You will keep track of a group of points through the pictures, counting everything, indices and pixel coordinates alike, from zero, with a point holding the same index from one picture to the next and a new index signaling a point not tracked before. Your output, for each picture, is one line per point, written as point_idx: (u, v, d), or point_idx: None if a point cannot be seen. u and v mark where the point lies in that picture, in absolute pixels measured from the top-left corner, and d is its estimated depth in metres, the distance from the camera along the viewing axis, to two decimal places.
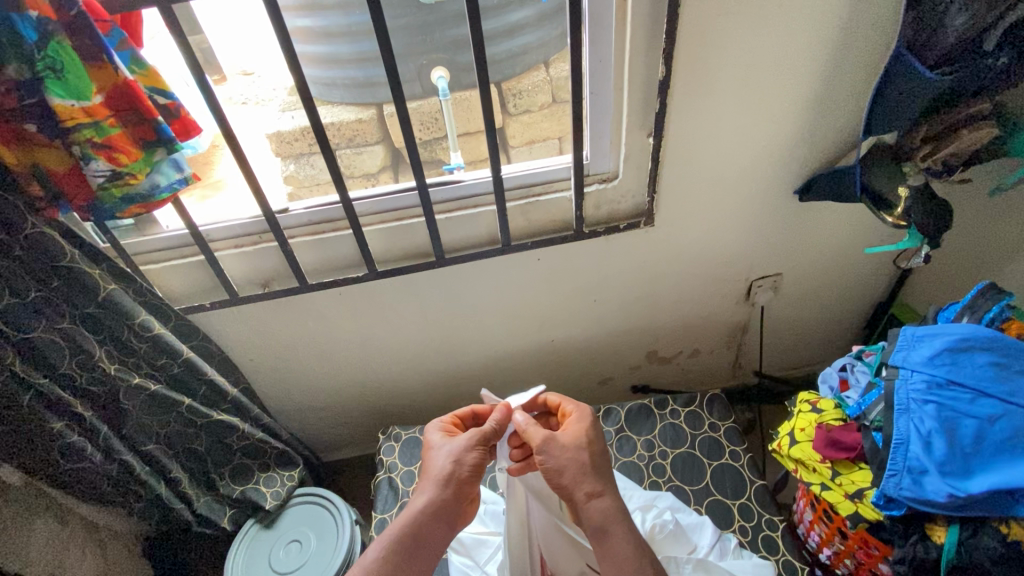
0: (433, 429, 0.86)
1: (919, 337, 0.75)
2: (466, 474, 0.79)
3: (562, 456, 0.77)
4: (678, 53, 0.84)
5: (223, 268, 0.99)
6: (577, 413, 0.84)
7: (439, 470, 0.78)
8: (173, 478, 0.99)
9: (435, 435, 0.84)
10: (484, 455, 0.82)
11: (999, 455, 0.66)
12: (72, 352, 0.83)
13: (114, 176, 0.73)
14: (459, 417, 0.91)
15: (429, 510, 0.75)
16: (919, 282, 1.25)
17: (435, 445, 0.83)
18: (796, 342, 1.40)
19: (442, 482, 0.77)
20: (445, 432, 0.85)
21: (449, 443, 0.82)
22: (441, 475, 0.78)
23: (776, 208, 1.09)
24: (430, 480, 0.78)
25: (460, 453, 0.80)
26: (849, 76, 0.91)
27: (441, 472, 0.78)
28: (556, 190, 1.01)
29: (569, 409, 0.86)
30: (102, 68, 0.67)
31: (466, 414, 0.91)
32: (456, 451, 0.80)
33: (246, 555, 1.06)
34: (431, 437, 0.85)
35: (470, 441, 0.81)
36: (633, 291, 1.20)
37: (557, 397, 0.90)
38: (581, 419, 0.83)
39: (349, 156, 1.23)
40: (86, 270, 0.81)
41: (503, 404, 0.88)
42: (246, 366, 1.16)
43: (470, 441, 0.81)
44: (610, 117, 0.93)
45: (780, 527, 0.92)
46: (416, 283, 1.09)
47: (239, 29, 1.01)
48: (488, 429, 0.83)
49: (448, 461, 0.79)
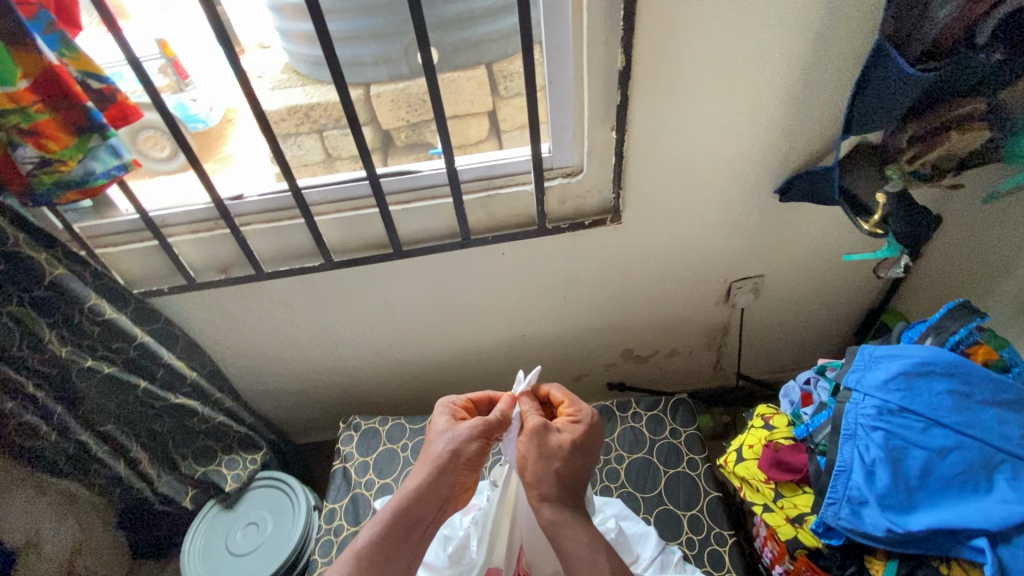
0: (441, 412, 0.82)
1: (876, 357, 0.71)
2: (464, 463, 0.75)
3: (525, 452, 0.75)
4: (639, 42, 0.78)
5: (178, 253, 0.98)
6: (576, 417, 0.78)
7: (437, 457, 0.75)
8: (133, 457, 1.02)
9: (441, 420, 0.80)
10: (485, 446, 0.76)
11: (946, 491, 0.63)
12: (22, 335, 0.85)
13: (43, 163, 0.72)
14: (472, 402, 0.87)
15: (423, 495, 0.72)
16: (912, 289, 1.18)
17: (437, 430, 0.79)
18: (780, 345, 1.34)
19: (438, 471, 0.74)
20: (451, 418, 0.80)
21: (449, 429, 0.78)
22: (437, 463, 0.74)
23: (754, 207, 1.03)
24: (425, 466, 0.74)
25: (459, 443, 0.75)
26: (832, 69, 0.84)
27: (438, 460, 0.74)
28: (518, 183, 0.97)
29: (570, 411, 0.80)
30: (26, 52, 0.66)
31: (478, 398, 0.87)
32: (455, 439, 0.76)
33: (204, 536, 1.09)
34: (435, 422, 0.80)
35: (473, 431, 0.76)
36: (605, 290, 1.16)
37: (563, 393, 0.83)
38: (577, 427, 0.77)
39: (336, 137, 1.10)
40: (31, 254, 0.81)
41: (508, 393, 0.84)
42: (212, 349, 1.16)
43: (474, 428, 0.76)
44: (571, 108, 0.88)
45: (728, 542, 0.91)
46: (376, 274, 1.07)
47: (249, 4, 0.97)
48: (494, 419, 0.78)
49: (446, 448, 0.75)
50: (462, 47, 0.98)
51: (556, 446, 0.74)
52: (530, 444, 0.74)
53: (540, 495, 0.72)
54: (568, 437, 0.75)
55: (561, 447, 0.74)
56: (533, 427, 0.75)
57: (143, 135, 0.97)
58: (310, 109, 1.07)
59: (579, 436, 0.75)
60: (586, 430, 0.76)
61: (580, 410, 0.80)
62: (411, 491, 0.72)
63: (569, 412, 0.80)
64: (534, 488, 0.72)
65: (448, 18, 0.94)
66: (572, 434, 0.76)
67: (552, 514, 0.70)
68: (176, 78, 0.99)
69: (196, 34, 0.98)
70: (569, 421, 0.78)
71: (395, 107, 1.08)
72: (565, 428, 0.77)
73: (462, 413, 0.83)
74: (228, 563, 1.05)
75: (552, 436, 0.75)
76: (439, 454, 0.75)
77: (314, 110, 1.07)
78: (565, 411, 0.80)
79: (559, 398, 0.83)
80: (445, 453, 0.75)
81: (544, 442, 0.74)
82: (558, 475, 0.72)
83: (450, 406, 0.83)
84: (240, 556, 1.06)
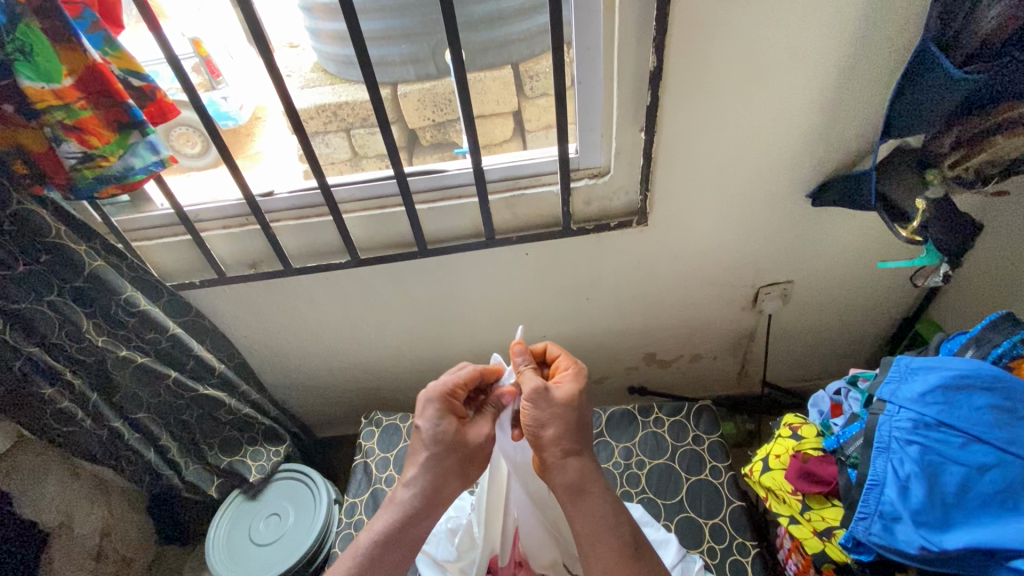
0: (432, 404, 0.76)
1: (913, 369, 0.70)
2: (469, 476, 0.77)
3: (538, 416, 0.72)
4: (672, 43, 0.77)
5: (211, 248, 1.00)
6: (573, 369, 0.78)
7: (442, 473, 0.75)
8: (162, 445, 1.04)
9: (443, 424, 0.75)
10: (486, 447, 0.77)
11: (983, 510, 0.61)
12: (62, 323, 0.87)
13: (86, 158, 0.75)
14: (462, 380, 0.80)
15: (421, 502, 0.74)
16: (949, 298, 1.15)
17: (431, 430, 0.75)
18: (808, 353, 1.31)
19: (440, 476, 0.75)
20: (448, 417, 0.76)
21: (460, 439, 0.76)
22: (440, 470, 0.74)
23: (786, 211, 1.00)
24: (430, 474, 0.74)
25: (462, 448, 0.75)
26: (870, 71, 0.82)
27: (442, 471, 0.74)
28: (544, 184, 0.97)
29: (563, 364, 0.81)
30: (73, 50, 0.68)
31: (469, 376, 0.80)
32: (466, 451, 0.76)
33: (229, 523, 1.12)
34: (429, 422, 0.75)
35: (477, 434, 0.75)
36: (629, 293, 1.14)
37: (556, 348, 0.84)
38: (575, 377, 0.77)
39: (362, 136, 1.11)
40: (71, 246, 0.84)
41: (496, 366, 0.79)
42: (239, 342, 1.19)
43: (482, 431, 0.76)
44: (600, 108, 0.87)
45: (751, 552, 0.90)
46: (400, 273, 1.08)
47: (286, 6, 1.01)
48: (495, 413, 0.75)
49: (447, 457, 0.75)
50: (490, 46, 0.98)
51: (564, 399, 0.73)
52: (540, 408, 0.73)
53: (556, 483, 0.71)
54: (570, 388, 0.75)
55: (568, 400, 0.73)
56: (535, 385, 0.73)
57: (177, 131, 1.02)
58: (338, 108, 1.08)
59: (580, 387, 0.76)
60: (586, 381, 0.77)
61: (573, 362, 0.81)
62: (415, 508, 0.74)
63: (564, 366, 0.80)
64: (554, 446, 0.71)
65: (479, 17, 0.94)
66: (573, 385, 0.76)
67: (576, 473, 0.71)
68: (208, 77, 1.01)
69: (226, 37, 1.03)
70: (566, 373, 0.78)
71: (422, 107, 1.08)
72: (565, 380, 0.77)
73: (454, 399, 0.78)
74: (253, 553, 1.08)
75: (556, 390, 0.74)
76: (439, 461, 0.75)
77: (342, 109, 1.09)
78: (559, 366, 0.80)
79: (553, 353, 0.84)
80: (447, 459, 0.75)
81: (551, 400, 0.73)
82: (574, 423, 0.72)
83: (436, 401, 0.76)
84: (264, 546, 1.09)
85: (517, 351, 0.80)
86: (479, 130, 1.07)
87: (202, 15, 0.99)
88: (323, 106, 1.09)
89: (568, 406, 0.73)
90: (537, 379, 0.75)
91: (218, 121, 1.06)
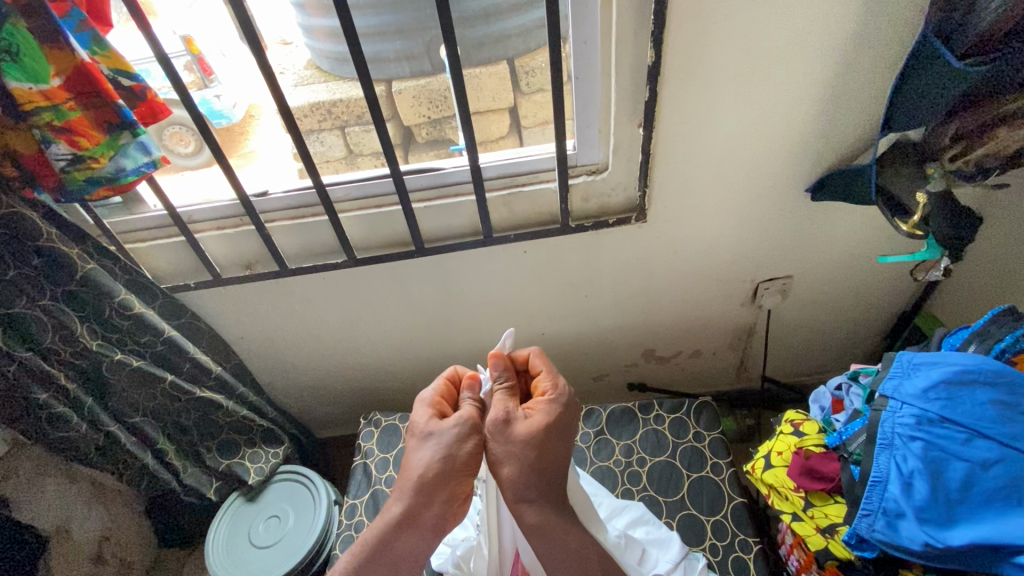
0: (421, 404, 0.77)
1: (915, 365, 0.69)
2: (456, 474, 0.70)
3: (494, 453, 0.70)
4: (669, 37, 0.76)
5: (205, 249, 0.99)
6: (550, 395, 0.73)
7: (422, 475, 0.69)
8: (160, 449, 1.04)
9: (424, 418, 0.75)
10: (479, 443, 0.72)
11: (988, 506, 0.61)
12: (55, 327, 0.86)
13: (75, 160, 0.74)
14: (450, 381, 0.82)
15: (410, 515, 0.69)
16: (949, 291, 1.14)
17: (419, 429, 0.73)
18: (807, 347, 1.31)
19: (426, 486, 0.69)
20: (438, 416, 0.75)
21: (444, 431, 0.72)
22: (426, 475, 0.69)
23: (784, 206, 1.00)
24: (415, 483, 0.69)
25: (452, 449, 0.70)
26: (870, 64, 0.81)
27: (426, 474, 0.69)
28: (541, 181, 0.96)
29: (543, 386, 0.75)
30: (60, 51, 0.67)
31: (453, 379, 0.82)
32: (442, 441, 0.71)
33: (228, 526, 1.12)
34: (417, 420, 0.75)
35: (463, 432, 0.71)
36: (628, 289, 1.14)
37: (539, 360, 0.79)
38: (550, 406, 0.72)
39: (358, 134, 1.10)
40: (62, 249, 0.82)
41: (473, 374, 0.79)
42: (235, 342, 1.18)
43: (468, 421, 0.72)
44: (597, 104, 0.86)
45: (753, 549, 0.90)
46: (398, 272, 1.07)
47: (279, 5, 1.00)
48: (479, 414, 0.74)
49: (434, 460, 0.70)
50: (486, 41, 0.97)
51: (524, 433, 0.69)
52: (496, 443, 0.69)
53: (515, 497, 0.69)
54: (539, 420, 0.70)
55: (530, 436, 0.69)
56: (495, 416, 0.71)
57: (169, 129, 1.02)
58: (332, 105, 1.07)
59: (548, 421, 0.70)
60: (560, 411, 0.72)
61: (554, 384, 0.75)
62: (402, 516, 0.68)
63: (544, 389, 0.75)
64: (505, 488, 0.69)
65: (474, 12, 0.93)
66: (545, 416, 0.71)
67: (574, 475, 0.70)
68: (201, 76, 0.99)
69: (217, 33, 1.01)
70: (543, 399, 0.73)
71: (417, 103, 1.07)
72: (536, 408, 0.72)
73: (442, 401, 0.78)
74: (253, 556, 1.07)
75: (518, 424, 0.70)
76: (426, 466, 0.70)
77: (336, 106, 1.07)
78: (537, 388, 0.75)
79: (536, 365, 0.79)
80: (436, 463, 0.70)
81: (510, 436, 0.69)
82: (533, 464, 0.68)
83: (429, 403, 0.77)
84: (264, 548, 1.08)
85: (494, 363, 0.77)
86: (476, 127, 1.06)
87: (194, 13, 0.98)
88: (317, 103, 1.07)
89: (528, 444, 0.68)
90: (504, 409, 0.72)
91: (210, 119, 1.05)
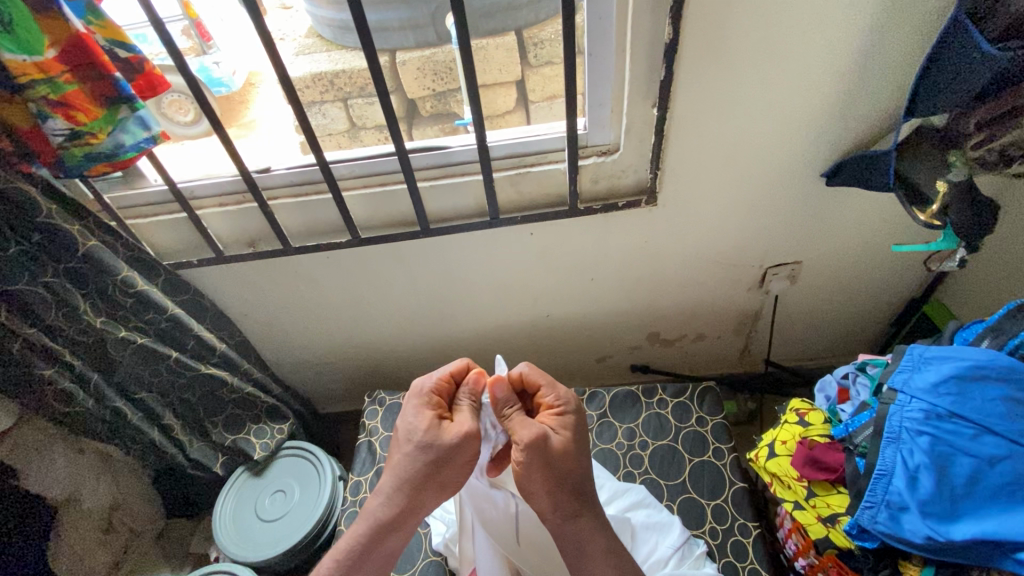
0: (417, 407, 0.74)
1: (926, 359, 0.69)
2: (445, 487, 0.72)
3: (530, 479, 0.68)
4: (689, 13, 0.73)
5: (207, 226, 0.98)
6: (562, 411, 0.72)
7: (409, 479, 0.70)
8: (165, 424, 1.05)
9: (422, 423, 0.72)
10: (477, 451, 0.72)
11: (992, 500, 0.61)
12: (59, 305, 0.86)
13: (72, 135, 0.72)
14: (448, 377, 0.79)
15: (390, 520, 0.71)
16: (960, 280, 1.13)
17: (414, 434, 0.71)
18: (812, 332, 1.30)
19: (415, 494, 0.71)
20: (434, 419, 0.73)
21: (438, 440, 0.70)
22: (413, 481, 0.70)
23: (797, 190, 0.97)
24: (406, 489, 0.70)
25: (446, 457, 0.70)
26: (895, 44, 0.78)
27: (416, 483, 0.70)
28: (551, 161, 0.94)
29: (550, 399, 0.74)
30: (53, 19, 0.64)
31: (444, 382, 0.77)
32: (441, 454, 0.70)
33: (235, 499, 1.13)
34: (412, 424, 0.72)
35: (460, 443, 0.70)
36: (635, 272, 1.12)
37: (535, 375, 0.75)
38: (564, 420, 0.71)
39: (361, 106, 1.07)
40: (63, 225, 0.81)
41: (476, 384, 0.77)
42: (240, 318, 1.17)
43: (470, 433, 0.71)
44: (611, 82, 0.83)
45: (752, 533, 0.91)
46: (402, 251, 1.05)
47: None
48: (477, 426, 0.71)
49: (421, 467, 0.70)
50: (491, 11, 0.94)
51: (555, 453, 0.68)
52: (531, 469, 0.67)
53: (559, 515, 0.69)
54: (562, 436, 0.69)
55: (563, 458, 0.68)
56: (524, 445, 0.67)
57: (167, 97, 0.99)
58: (335, 76, 1.04)
59: (570, 437, 0.70)
60: (575, 424, 0.71)
61: (560, 396, 0.74)
62: (384, 517, 0.71)
63: (552, 402, 0.73)
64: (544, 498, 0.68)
65: None
66: (564, 431, 0.70)
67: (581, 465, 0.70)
68: (199, 41, 0.97)
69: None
70: (553, 414, 0.72)
71: (421, 75, 1.03)
72: (552, 424, 0.71)
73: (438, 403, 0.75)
74: (260, 529, 1.09)
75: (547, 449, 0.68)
76: (415, 473, 0.70)
77: (338, 77, 1.04)
78: (545, 402, 0.73)
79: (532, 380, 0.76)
80: (425, 470, 0.70)
81: (547, 459, 0.67)
82: (564, 478, 0.68)
83: (427, 405, 0.74)
84: (270, 522, 1.10)
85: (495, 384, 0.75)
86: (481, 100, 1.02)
87: None
88: (320, 74, 1.04)
89: (559, 465, 0.67)
90: (531, 428, 0.69)
91: (209, 88, 1.02)
